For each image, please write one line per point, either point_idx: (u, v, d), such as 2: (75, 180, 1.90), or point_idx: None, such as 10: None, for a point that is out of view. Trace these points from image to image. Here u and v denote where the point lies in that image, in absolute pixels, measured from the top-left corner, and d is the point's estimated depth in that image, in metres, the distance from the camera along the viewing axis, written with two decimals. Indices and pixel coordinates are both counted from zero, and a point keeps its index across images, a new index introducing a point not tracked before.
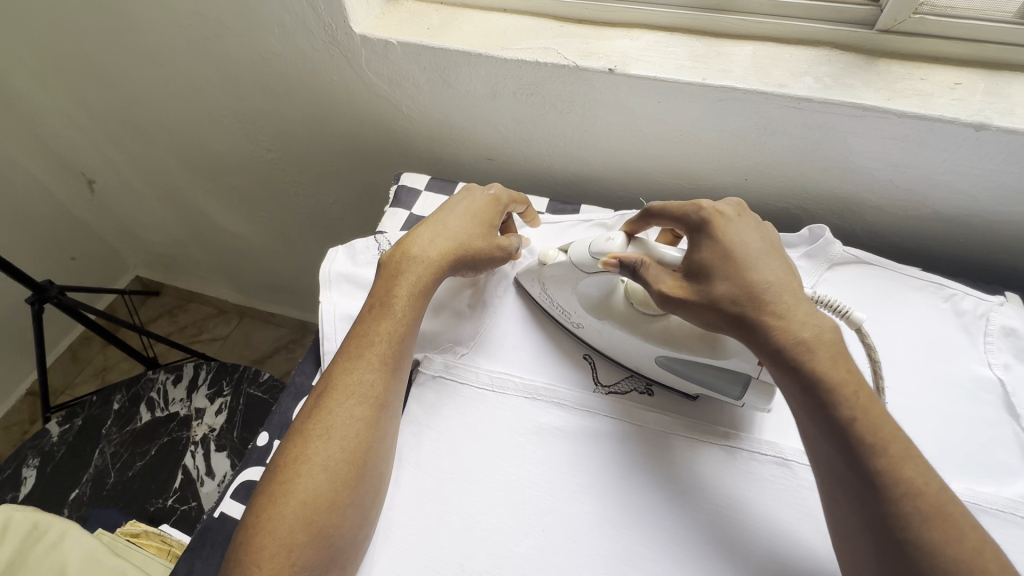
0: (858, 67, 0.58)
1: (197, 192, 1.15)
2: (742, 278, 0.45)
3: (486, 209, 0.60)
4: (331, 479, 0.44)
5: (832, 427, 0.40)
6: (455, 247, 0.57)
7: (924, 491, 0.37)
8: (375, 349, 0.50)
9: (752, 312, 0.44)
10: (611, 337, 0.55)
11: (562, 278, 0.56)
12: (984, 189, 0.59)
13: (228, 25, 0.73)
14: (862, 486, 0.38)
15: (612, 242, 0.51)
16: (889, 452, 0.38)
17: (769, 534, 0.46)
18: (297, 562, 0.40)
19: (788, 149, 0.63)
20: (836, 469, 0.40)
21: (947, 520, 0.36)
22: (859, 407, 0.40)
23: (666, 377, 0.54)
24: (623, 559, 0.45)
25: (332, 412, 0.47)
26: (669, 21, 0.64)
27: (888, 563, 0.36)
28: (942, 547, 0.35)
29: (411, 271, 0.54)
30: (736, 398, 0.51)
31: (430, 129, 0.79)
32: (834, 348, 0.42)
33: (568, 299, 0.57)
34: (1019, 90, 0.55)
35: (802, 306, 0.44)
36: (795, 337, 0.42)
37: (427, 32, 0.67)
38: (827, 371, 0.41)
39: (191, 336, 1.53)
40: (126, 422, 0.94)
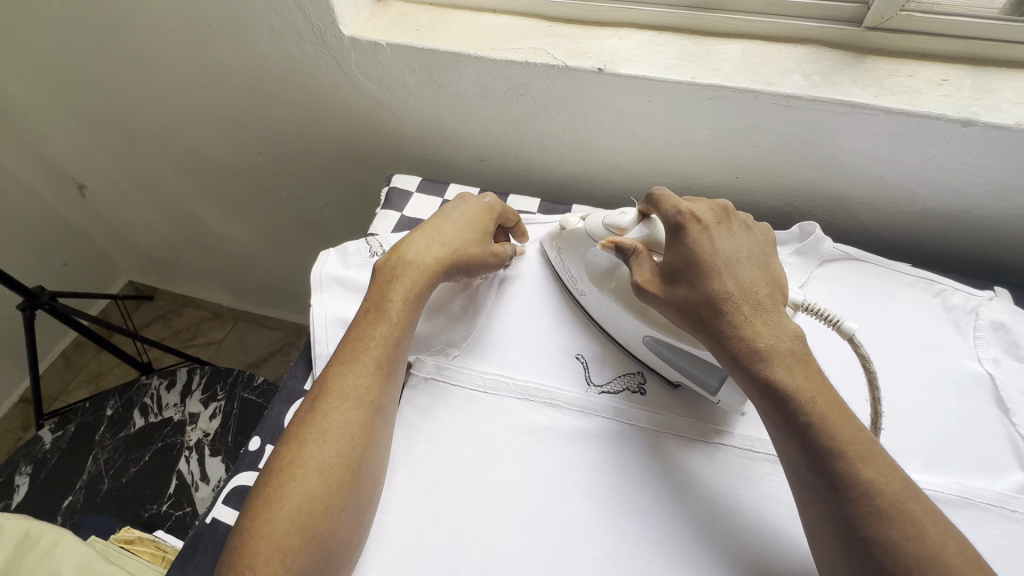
0: (846, 64, 0.59)
1: (189, 195, 1.14)
2: (704, 285, 0.46)
3: (479, 216, 0.60)
4: (325, 482, 0.43)
5: (791, 429, 0.41)
6: (451, 252, 0.56)
7: (883, 489, 0.38)
8: (370, 353, 0.50)
9: (712, 318, 0.45)
10: (606, 309, 0.56)
11: (576, 245, 0.58)
12: (972, 185, 0.59)
13: (216, 28, 0.73)
14: (820, 483, 0.39)
15: (622, 218, 0.53)
16: (847, 452, 0.39)
17: (760, 532, 0.46)
18: (292, 565, 0.40)
19: (778, 147, 0.63)
20: (796, 467, 0.41)
21: (909, 516, 0.37)
22: (815, 409, 0.41)
23: (653, 361, 0.54)
24: (618, 559, 0.45)
25: (326, 416, 0.46)
26: (658, 20, 0.64)
27: (852, 560, 0.37)
28: (899, 545, 0.36)
29: (406, 276, 0.54)
30: (712, 394, 0.51)
31: (421, 130, 0.79)
32: (791, 355, 0.43)
33: (577, 267, 0.58)
34: (1004, 86, 0.55)
35: (762, 312, 0.45)
36: (754, 343, 0.44)
37: (416, 33, 0.67)
38: (782, 376, 0.42)
39: (185, 340, 1.52)
40: (120, 428, 0.93)
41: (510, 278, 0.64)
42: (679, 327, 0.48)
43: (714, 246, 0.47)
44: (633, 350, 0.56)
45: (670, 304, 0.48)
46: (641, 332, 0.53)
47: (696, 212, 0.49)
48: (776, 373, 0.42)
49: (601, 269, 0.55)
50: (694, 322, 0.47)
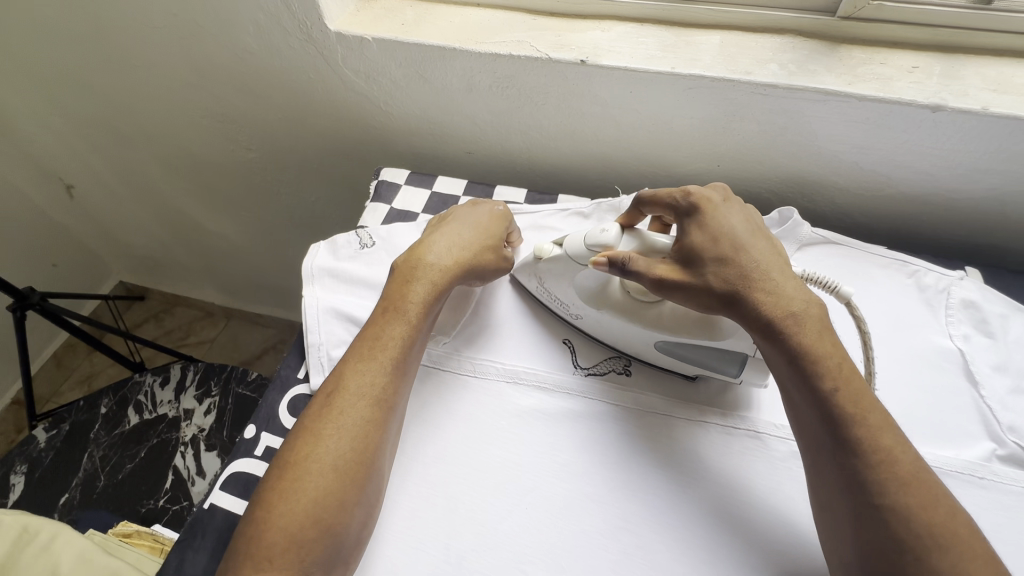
0: (821, 53, 0.61)
1: (178, 193, 1.14)
2: (732, 260, 0.47)
3: (488, 220, 0.60)
4: (342, 477, 0.44)
5: (817, 394, 0.42)
6: (468, 257, 0.57)
7: (899, 455, 0.40)
8: (387, 351, 0.50)
9: (737, 292, 0.46)
10: (610, 326, 0.55)
11: (561, 273, 0.56)
12: (943, 169, 0.61)
13: (204, 25, 0.74)
14: (838, 453, 0.41)
15: (605, 234, 0.51)
16: (869, 419, 0.41)
17: (739, 504, 0.48)
18: (306, 558, 0.41)
19: (757, 135, 0.65)
20: (819, 436, 0.42)
21: (918, 483, 0.39)
22: (841, 374, 0.42)
23: (666, 362, 0.55)
24: (603, 533, 0.47)
25: (343, 411, 0.46)
26: (639, 13, 0.65)
27: (863, 526, 0.39)
28: (914, 510, 0.38)
29: (427, 277, 0.54)
30: (734, 376, 0.53)
31: (408, 124, 0.80)
32: (819, 322, 0.44)
33: (566, 291, 0.57)
34: (972, 73, 0.57)
35: (785, 286, 0.46)
36: (785, 311, 0.44)
37: (401, 28, 0.68)
38: (813, 343, 0.43)
39: (178, 340, 1.52)
40: (115, 425, 0.94)
41: None
42: (695, 307, 0.48)
43: (734, 221, 0.49)
44: (644, 357, 0.56)
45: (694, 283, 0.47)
46: (652, 339, 0.53)
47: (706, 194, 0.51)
48: (809, 340, 0.43)
49: (593, 290, 0.55)
50: (716, 298, 0.46)
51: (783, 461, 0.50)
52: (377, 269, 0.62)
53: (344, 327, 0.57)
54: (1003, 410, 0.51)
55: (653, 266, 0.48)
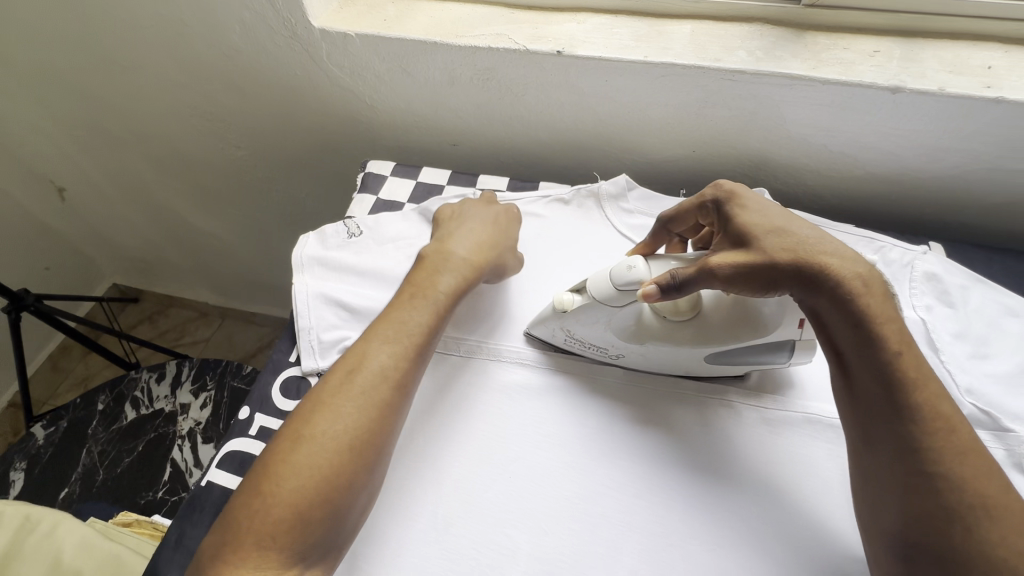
0: (787, 40, 0.63)
1: (169, 193, 1.15)
2: (790, 233, 0.44)
3: (503, 216, 0.63)
4: (352, 456, 0.43)
5: (881, 361, 0.40)
6: (488, 253, 0.58)
7: (955, 427, 0.39)
8: (412, 336, 0.49)
9: (806, 263, 0.42)
10: (658, 354, 0.53)
11: (589, 320, 0.53)
12: (905, 149, 0.64)
13: (191, 25, 0.76)
14: (891, 421, 0.40)
15: (635, 271, 0.47)
16: (928, 390, 0.40)
17: (711, 468, 0.50)
18: (308, 533, 0.41)
19: (729, 120, 0.67)
20: (873, 406, 0.41)
21: (976, 457, 0.39)
22: (902, 343, 0.41)
23: (720, 369, 0.54)
24: (583, 497, 0.49)
25: (362, 392, 0.46)
26: (613, 5, 0.68)
27: (913, 498, 0.38)
28: (967, 481, 0.38)
29: (451, 274, 0.54)
30: (783, 359, 0.53)
31: (393, 117, 0.82)
32: (881, 288, 0.42)
33: (599, 335, 0.54)
34: (930, 56, 0.60)
35: (850, 253, 0.43)
36: (853, 277, 0.41)
37: (383, 24, 0.70)
38: (877, 309, 0.41)
39: (173, 341, 1.53)
40: (112, 421, 0.95)
41: None
42: (754, 292, 0.45)
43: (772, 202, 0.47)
44: (695, 373, 0.55)
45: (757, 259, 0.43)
46: (704, 358, 0.52)
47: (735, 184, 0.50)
48: (875, 305, 0.41)
49: (631, 328, 0.52)
50: (785, 275, 0.42)
51: (753, 427, 0.53)
52: (365, 256, 0.64)
53: (332, 311, 0.59)
54: (965, 374, 0.54)
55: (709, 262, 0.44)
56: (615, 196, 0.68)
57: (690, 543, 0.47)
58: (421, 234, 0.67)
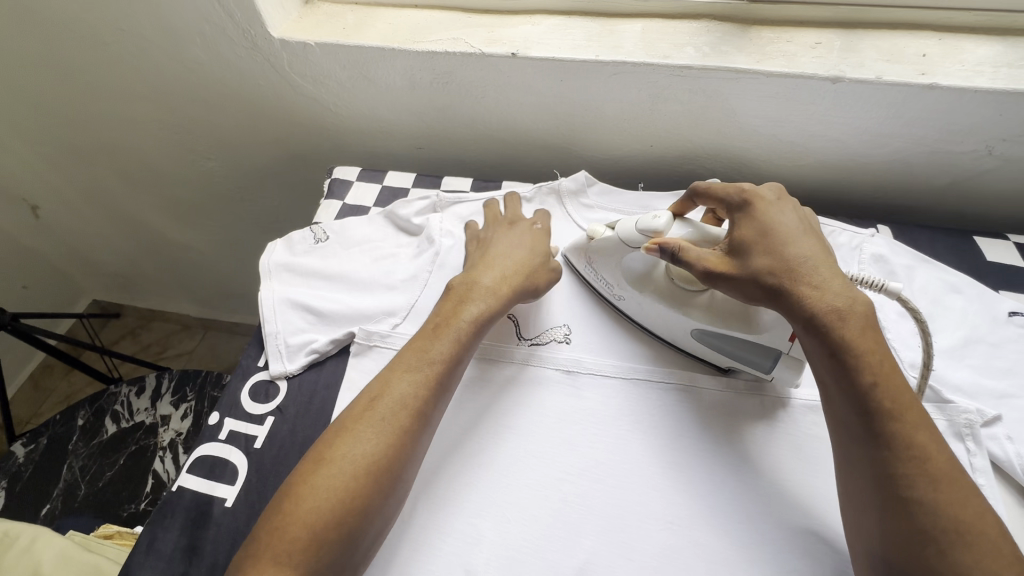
0: (734, 35, 0.65)
1: (144, 207, 1.16)
2: (781, 252, 0.45)
3: (536, 241, 0.61)
4: (359, 488, 0.42)
5: (854, 390, 0.40)
6: (518, 277, 0.57)
7: (933, 456, 0.38)
8: (427, 360, 0.50)
9: (781, 284, 0.44)
10: (651, 310, 0.56)
11: (609, 253, 0.56)
12: (851, 136, 0.67)
13: (154, 40, 0.76)
14: (868, 447, 0.40)
15: (658, 221, 0.51)
16: (905, 418, 0.39)
17: (667, 449, 0.51)
18: (323, 557, 0.40)
19: (682, 114, 0.69)
20: (849, 428, 0.41)
21: (951, 484, 0.38)
22: (881, 371, 0.40)
23: (702, 350, 0.55)
24: (544, 484, 0.50)
25: (380, 415, 0.46)
26: (566, 6, 0.70)
27: (888, 520, 0.38)
28: (939, 507, 0.37)
29: (479, 298, 0.54)
30: (766, 371, 0.52)
31: (359, 123, 0.83)
32: (865, 317, 0.41)
33: (614, 274, 0.57)
34: (869, 46, 0.62)
35: (831, 282, 0.43)
36: (827, 306, 0.42)
37: (342, 32, 0.71)
38: (854, 338, 0.41)
39: (156, 354, 1.53)
40: (92, 436, 0.95)
41: (441, 250, 0.65)
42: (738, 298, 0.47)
43: (785, 215, 0.48)
44: (681, 345, 0.56)
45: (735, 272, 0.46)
46: (688, 327, 0.53)
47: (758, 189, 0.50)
48: (852, 335, 0.41)
49: (639, 271, 0.55)
50: (757, 289, 0.45)
51: (708, 409, 0.53)
52: (332, 261, 0.65)
53: (300, 316, 0.60)
54: (907, 350, 0.56)
55: (700, 260, 0.47)
56: (574, 192, 0.70)
57: (646, 521, 0.47)
58: (387, 238, 0.68)
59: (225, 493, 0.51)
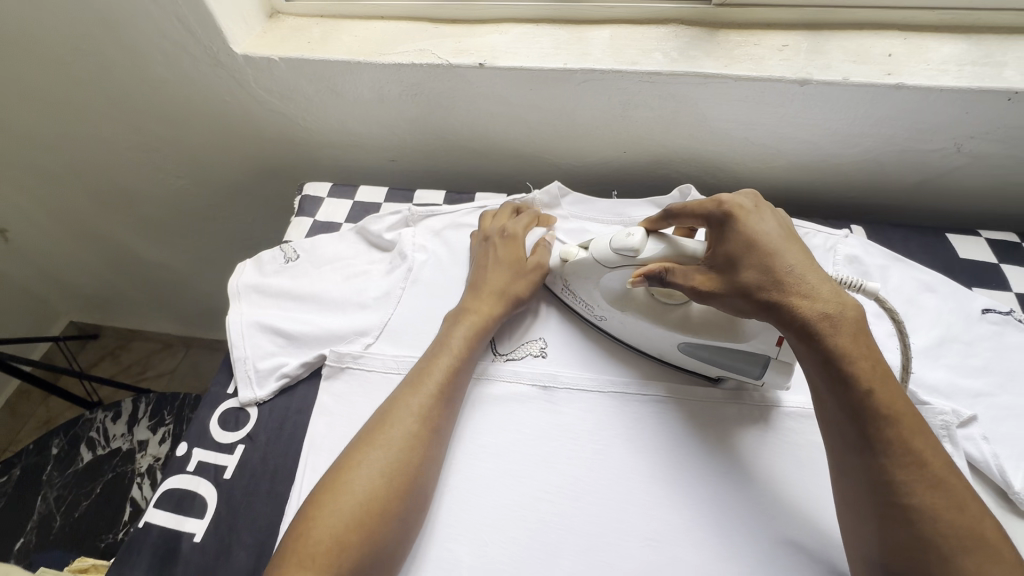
0: (702, 39, 0.65)
1: (116, 226, 1.13)
2: (767, 264, 0.43)
3: (514, 252, 0.60)
4: (370, 514, 0.42)
5: (848, 399, 0.39)
6: (495, 297, 0.57)
7: (930, 460, 0.38)
8: (432, 376, 0.50)
9: (773, 296, 0.42)
10: (634, 326, 0.55)
11: (585, 274, 0.55)
12: (822, 137, 0.67)
13: (114, 59, 0.74)
14: (864, 456, 0.39)
15: (632, 239, 0.50)
16: (901, 425, 0.38)
17: (646, 462, 0.50)
18: (344, 562, 0.40)
19: (653, 120, 0.69)
20: (844, 440, 0.40)
21: (948, 489, 0.37)
22: (874, 378, 0.39)
23: (688, 362, 0.54)
24: (523, 504, 0.49)
25: (394, 425, 0.46)
26: (533, 14, 0.69)
27: (887, 527, 0.38)
28: (938, 512, 0.36)
29: (466, 317, 0.55)
30: (756, 377, 0.52)
31: (330, 137, 0.82)
32: (856, 324, 0.40)
33: (591, 293, 0.56)
34: (835, 47, 0.62)
35: (821, 293, 0.41)
36: (818, 314, 0.40)
37: (307, 46, 0.70)
38: (846, 345, 0.39)
39: (137, 375, 1.50)
40: (68, 464, 0.93)
41: (415, 266, 0.64)
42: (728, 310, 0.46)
43: (769, 224, 0.45)
44: (668, 358, 0.55)
45: (724, 285, 0.44)
46: (674, 341, 0.53)
47: (741, 198, 0.48)
48: (845, 342, 0.39)
49: (617, 292, 0.54)
50: (747, 302, 0.43)
51: (686, 420, 0.53)
52: (302, 281, 0.64)
53: (269, 339, 0.59)
54: (882, 351, 0.56)
55: (686, 276, 0.46)
56: (548, 205, 0.69)
57: (627, 538, 0.47)
58: (359, 254, 0.67)
59: (194, 527, 0.49)
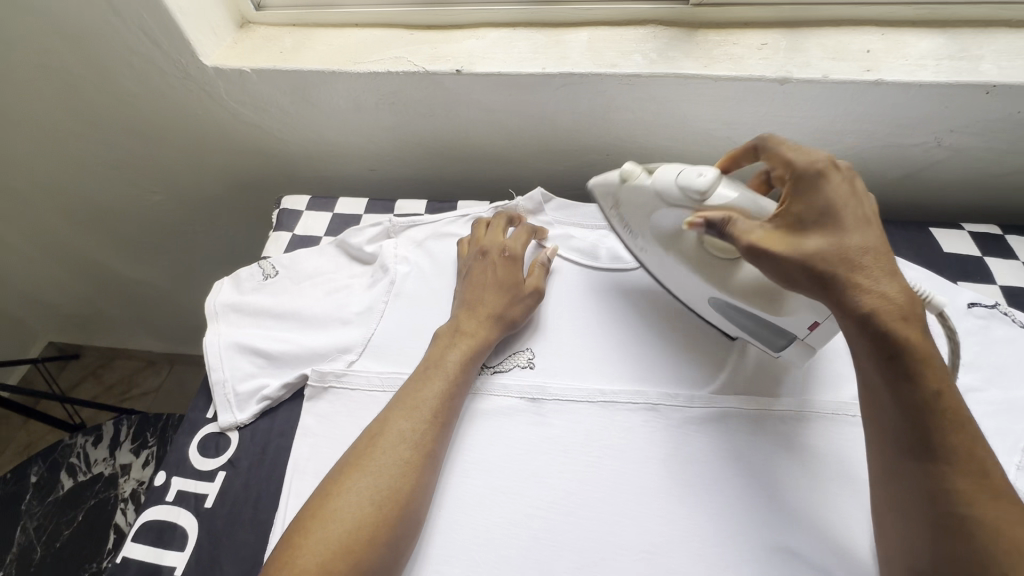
0: (680, 40, 0.64)
1: (92, 245, 1.10)
2: (838, 239, 0.39)
3: (509, 273, 0.58)
4: (356, 540, 0.40)
5: (909, 395, 0.36)
6: (490, 322, 0.55)
7: (989, 468, 0.35)
8: (422, 398, 0.49)
9: (838, 274, 0.39)
10: (671, 266, 0.53)
11: (637, 204, 0.53)
12: (804, 134, 0.66)
13: (79, 75, 0.72)
14: (917, 457, 0.36)
15: (702, 180, 0.47)
16: (961, 429, 0.36)
17: (637, 472, 0.49)
18: None
19: (635, 122, 0.68)
20: (897, 438, 0.37)
21: (1006, 501, 0.34)
22: (939, 377, 0.36)
23: (718, 316, 0.54)
24: (514, 521, 0.48)
25: (383, 450, 0.45)
26: (509, 18, 0.68)
27: (935, 536, 0.35)
28: (998, 524, 0.34)
29: (463, 340, 0.54)
30: (775, 350, 0.52)
31: (307, 149, 0.80)
32: (924, 319, 0.37)
33: (637, 223, 0.54)
34: (814, 45, 0.62)
35: (893, 283, 0.38)
36: (887, 301, 0.37)
37: (279, 56, 0.68)
38: (914, 338, 0.36)
39: (122, 395, 1.46)
40: (47, 493, 0.90)
41: (397, 279, 0.63)
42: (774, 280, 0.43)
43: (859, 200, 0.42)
44: (698, 307, 0.56)
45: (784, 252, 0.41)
46: (708, 293, 0.52)
47: (834, 160, 0.43)
48: (912, 335, 0.36)
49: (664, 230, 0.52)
50: (804, 275, 0.40)
51: (677, 427, 0.52)
52: (283, 297, 0.62)
53: (249, 360, 0.57)
54: None
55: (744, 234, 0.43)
56: (532, 211, 0.68)
57: (620, 552, 0.46)
58: (340, 268, 0.65)
59: (175, 560, 0.48)
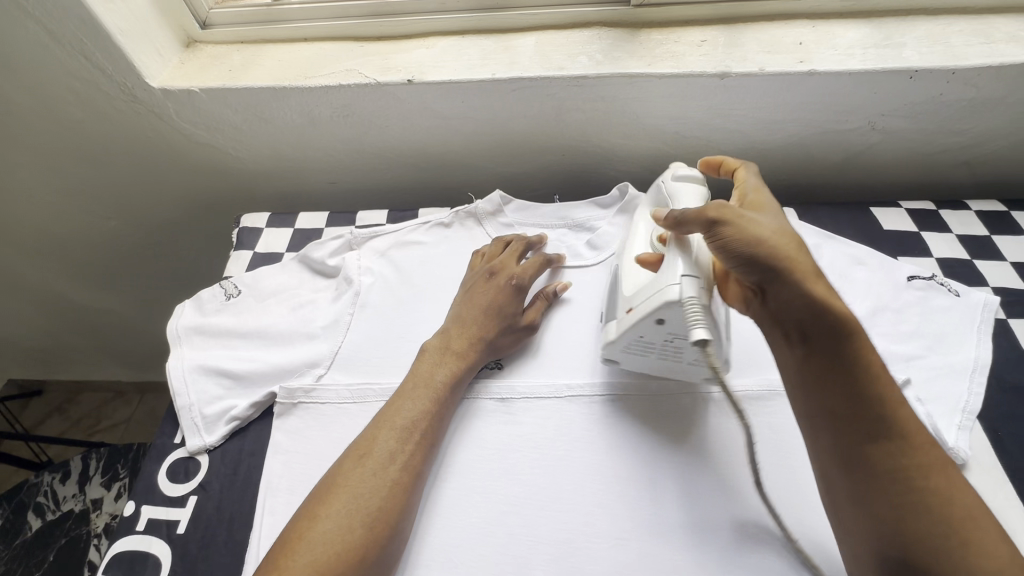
0: (624, 40, 0.66)
1: (46, 277, 1.07)
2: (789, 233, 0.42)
3: (508, 298, 0.58)
4: (344, 560, 0.40)
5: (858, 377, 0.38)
6: (478, 344, 0.55)
7: (932, 452, 0.38)
8: (401, 415, 0.49)
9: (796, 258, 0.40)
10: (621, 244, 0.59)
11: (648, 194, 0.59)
12: (748, 125, 0.69)
13: (20, 104, 0.70)
14: (873, 438, 0.38)
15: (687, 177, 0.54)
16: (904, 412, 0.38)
17: (607, 461, 0.51)
18: None
19: (586, 122, 0.70)
20: (853, 422, 0.38)
21: (949, 483, 0.37)
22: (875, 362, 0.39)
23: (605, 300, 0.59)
24: (489, 519, 0.49)
25: (367, 468, 0.45)
26: (457, 26, 0.69)
27: (890, 518, 0.37)
28: (944, 500, 0.36)
29: (451, 358, 0.54)
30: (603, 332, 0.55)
31: (264, 165, 0.80)
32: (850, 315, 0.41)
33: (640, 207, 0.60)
34: (750, 40, 0.65)
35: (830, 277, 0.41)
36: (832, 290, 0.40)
37: (229, 74, 0.68)
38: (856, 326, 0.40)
39: (89, 429, 1.41)
40: (15, 535, 0.87)
41: (361, 290, 0.63)
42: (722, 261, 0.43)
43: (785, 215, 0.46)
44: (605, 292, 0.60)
45: (746, 230, 0.41)
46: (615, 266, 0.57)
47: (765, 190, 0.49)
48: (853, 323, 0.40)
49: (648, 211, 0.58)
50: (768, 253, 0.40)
51: (641, 417, 0.53)
52: (246, 316, 0.62)
53: (215, 382, 0.57)
54: None
55: (708, 208, 0.42)
56: (492, 213, 0.69)
57: (595, 541, 0.47)
58: (303, 283, 0.65)
59: None
